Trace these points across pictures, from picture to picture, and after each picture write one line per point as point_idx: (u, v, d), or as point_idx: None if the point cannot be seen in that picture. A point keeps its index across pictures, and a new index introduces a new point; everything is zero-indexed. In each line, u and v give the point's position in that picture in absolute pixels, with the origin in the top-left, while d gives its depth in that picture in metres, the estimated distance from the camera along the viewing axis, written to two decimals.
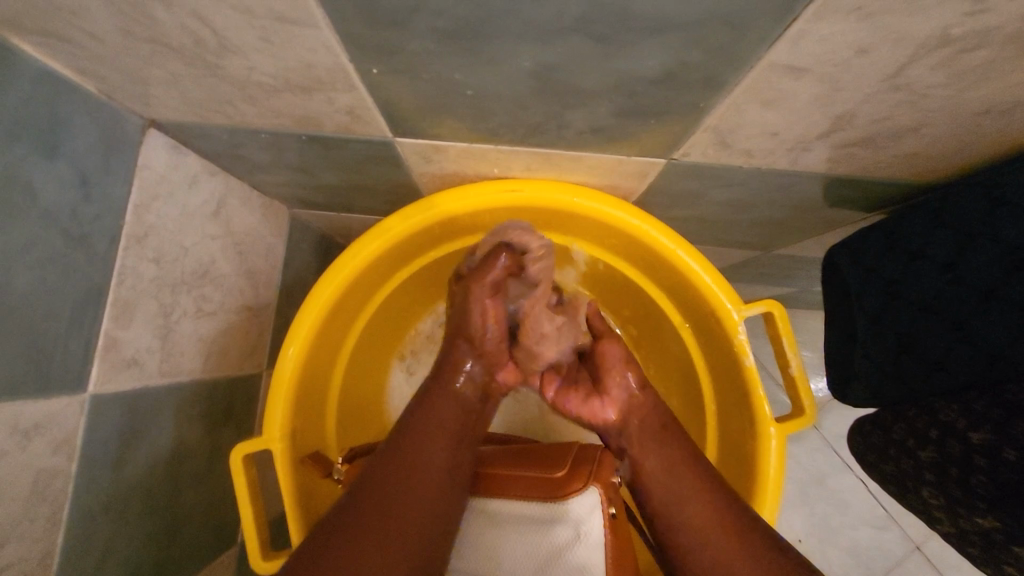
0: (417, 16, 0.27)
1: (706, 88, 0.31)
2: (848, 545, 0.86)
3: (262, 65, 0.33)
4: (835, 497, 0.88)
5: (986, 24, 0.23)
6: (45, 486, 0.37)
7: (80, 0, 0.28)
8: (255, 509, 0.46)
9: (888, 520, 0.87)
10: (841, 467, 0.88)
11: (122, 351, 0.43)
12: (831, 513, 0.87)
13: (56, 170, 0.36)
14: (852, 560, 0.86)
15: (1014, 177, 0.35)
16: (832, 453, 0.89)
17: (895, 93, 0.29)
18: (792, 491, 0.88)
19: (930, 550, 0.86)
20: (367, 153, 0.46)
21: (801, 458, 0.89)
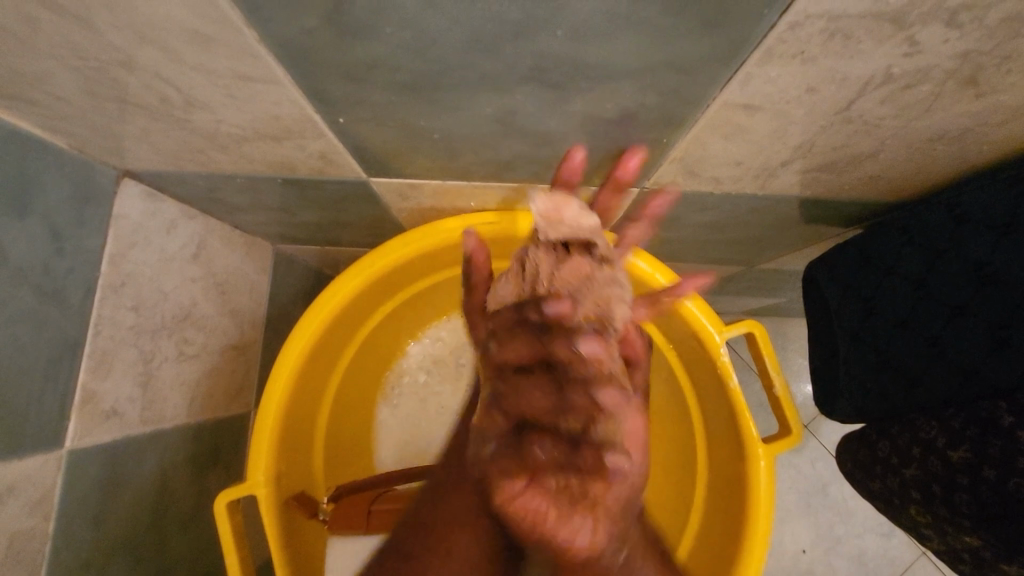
0: (376, 71, 0.27)
1: (667, 126, 0.31)
2: (854, 554, 0.86)
3: (230, 118, 0.33)
4: (838, 505, 0.87)
5: (924, 62, 0.24)
6: (20, 548, 0.37)
7: (44, 68, 0.28)
8: (241, 557, 0.45)
9: (891, 525, 0.87)
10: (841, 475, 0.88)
11: (100, 403, 0.42)
12: (835, 523, 0.86)
13: (26, 228, 0.36)
14: (858, 569, 0.85)
15: (978, 196, 0.35)
16: (831, 461, 0.88)
17: (848, 124, 0.29)
18: (793, 501, 0.87)
19: (933, 553, 0.86)
20: (344, 192, 0.47)
21: (800, 468, 0.89)
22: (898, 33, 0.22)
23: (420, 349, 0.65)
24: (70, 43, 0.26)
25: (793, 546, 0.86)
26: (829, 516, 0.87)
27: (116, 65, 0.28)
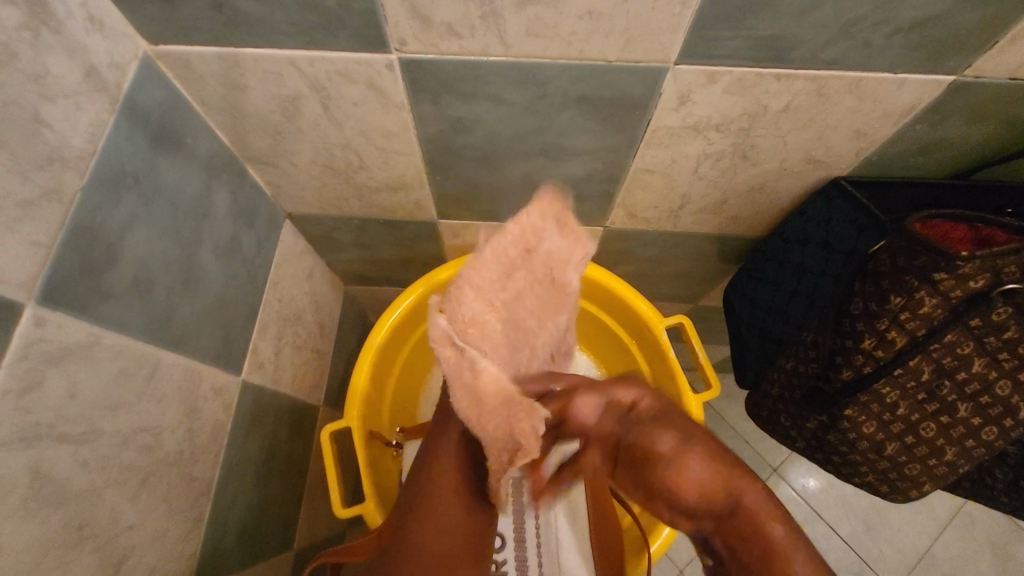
0: (464, 152, 0.55)
1: (611, 182, 0.59)
2: None
3: (377, 176, 0.61)
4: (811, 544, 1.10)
5: (719, 150, 0.52)
6: (217, 432, 0.58)
7: (297, 149, 0.57)
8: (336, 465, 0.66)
9: (862, 565, 1.08)
10: (811, 515, 1.11)
11: (256, 356, 0.66)
12: None
13: (249, 236, 0.62)
14: None
15: (789, 225, 0.60)
16: (802, 502, 1.12)
17: (702, 182, 0.58)
18: None
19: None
20: (418, 231, 0.74)
21: None
22: (700, 134, 0.50)
23: None
24: (323, 136, 0.54)
25: None
26: None
27: (337, 146, 0.56)
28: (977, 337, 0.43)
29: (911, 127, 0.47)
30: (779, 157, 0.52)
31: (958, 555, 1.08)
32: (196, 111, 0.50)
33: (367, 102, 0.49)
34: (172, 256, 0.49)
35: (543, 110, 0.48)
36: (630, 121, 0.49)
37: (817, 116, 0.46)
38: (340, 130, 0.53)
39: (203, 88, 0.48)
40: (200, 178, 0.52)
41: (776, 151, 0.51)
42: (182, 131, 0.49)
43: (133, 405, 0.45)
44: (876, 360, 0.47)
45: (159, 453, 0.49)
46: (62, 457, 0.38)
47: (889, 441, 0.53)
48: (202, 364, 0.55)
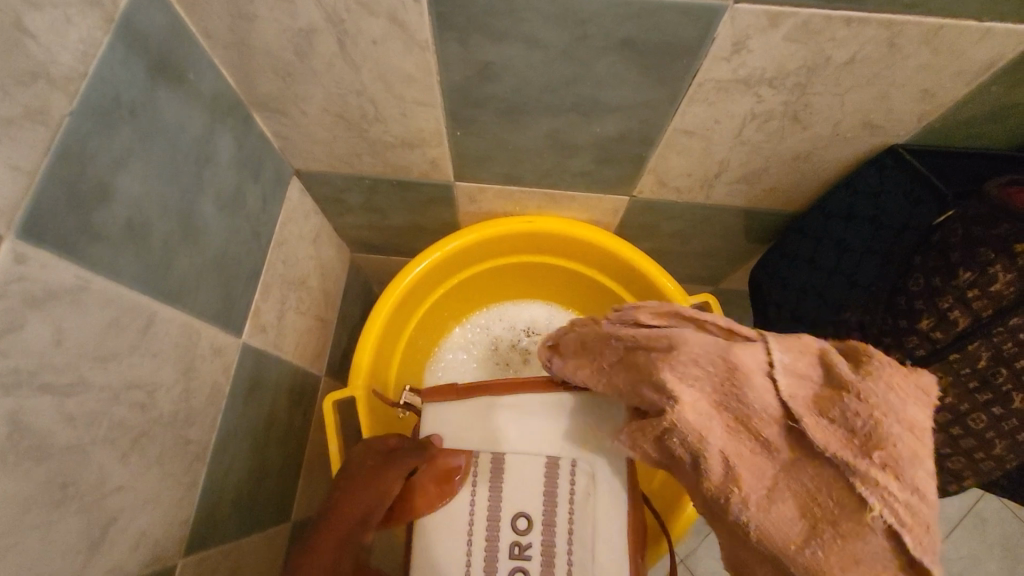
0: (490, 105, 0.51)
1: (644, 144, 0.55)
2: None
3: (392, 130, 0.57)
4: None
5: (767, 110, 0.48)
6: (215, 394, 0.55)
7: (310, 95, 0.53)
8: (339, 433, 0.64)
9: None
10: None
11: (259, 318, 0.63)
12: None
13: (254, 189, 0.58)
14: None
15: (833, 199, 0.57)
16: None
17: (743, 147, 0.53)
18: None
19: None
20: (432, 195, 0.70)
21: None
22: (749, 90, 0.46)
23: (463, 334, 0.85)
24: (337, 79, 0.50)
25: None
26: None
27: (352, 92, 0.51)
28: None
29: (985, 89, 0.43)
30: (833, 119, 0.48)
31: (966, 557, 1.07)
32: (200, 44, 0.46)
33: (389, 40, 0.44)
34: (171, 202, 0.45)
35: (581, 56, 0.44)
36: (674, 72, 0.44)
37: (884, 71, 0.42)
38: (357, 73, 0.49)
39: (208, 17, 0.43)
40: (203, 119, 0.48)
41: (831, 113, 0.47)
42: (184, 64, 0.45)
43: (124, 358, 0.41)
44: (931, 342, 0.44)
45: (151, 412, 0.45)
46: (45, 409, 0.35)
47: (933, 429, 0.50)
48: (201, 321, 0.51)
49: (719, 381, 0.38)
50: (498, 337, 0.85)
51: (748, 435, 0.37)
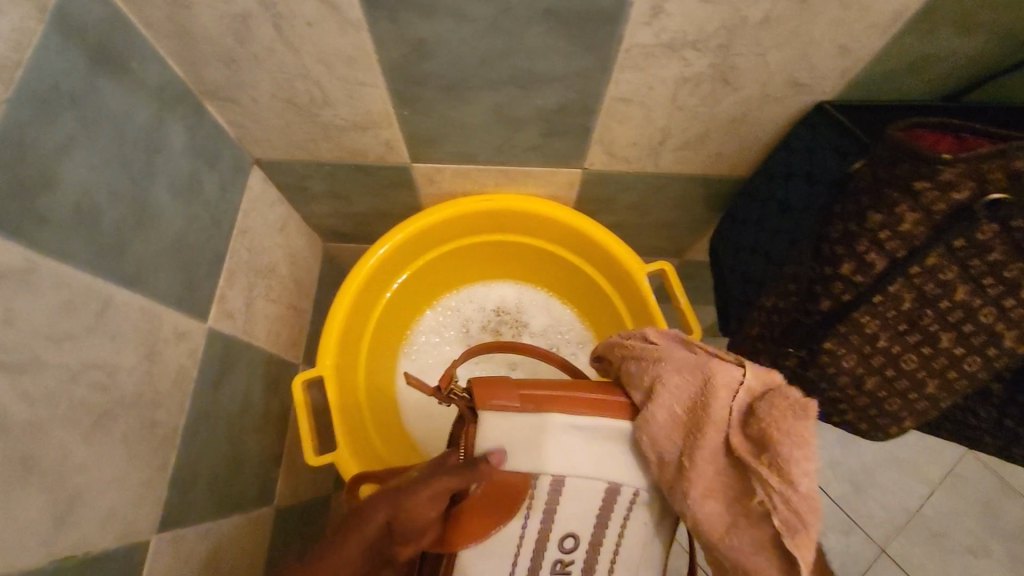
0: (431, 82, 0.53)
1: (586, 115, 0.56)
2: None
3: (342, 113, 0.58)
4: None
5: (696, 74, 0.50)
6: (182, 378, 0.57)
7: (256, 82, 0.54)
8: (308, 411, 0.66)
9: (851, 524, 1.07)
10: None
11: (225, 305, 0.65)
12: None
13: (212, 178, 0.60)
14: None
15: (775, 160, 0.59)
16: None
17: (681, 112, 0.55)
18: None
19: (893, 550, 1.07)
20: (392, 178, 0.72)
21: None
22: (675, 55, 0.47)
23: (435, 316, 0.87)
24: (280, 64, 0.51)
25: None
26: None
27: (297, 76, 0.53)
28: (961, 260, 0.43)
29: (899, 40, 0.44)
30: (760, 80, 0.50)
31: (944, 513, 1.09)
32: (141, 34, 0.47)
33: (323, 22, 0.46)
34: (121, 189, 0.47)
35: (508, 27, 0.45)
36: (600, 39, 0.46)
37: (799, 29, 0.44)
38: (298, 56, 0.50)
39: (146, 6, 0.45)
40: (150, 108, 0.49)
41: (757, 74, 0.49)
42: (126, 54, 0.46)
43: (80, 340, 0.43)
44: (856, 287, 0.45)
45: (113, 392, 0.47)
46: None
47: (869, 374, 0.51)
48: (162, 305, 0.53)
49: (690, 389, 0.46)
50: (470, 318, 0.87)
51: (699, 440, 0.44)
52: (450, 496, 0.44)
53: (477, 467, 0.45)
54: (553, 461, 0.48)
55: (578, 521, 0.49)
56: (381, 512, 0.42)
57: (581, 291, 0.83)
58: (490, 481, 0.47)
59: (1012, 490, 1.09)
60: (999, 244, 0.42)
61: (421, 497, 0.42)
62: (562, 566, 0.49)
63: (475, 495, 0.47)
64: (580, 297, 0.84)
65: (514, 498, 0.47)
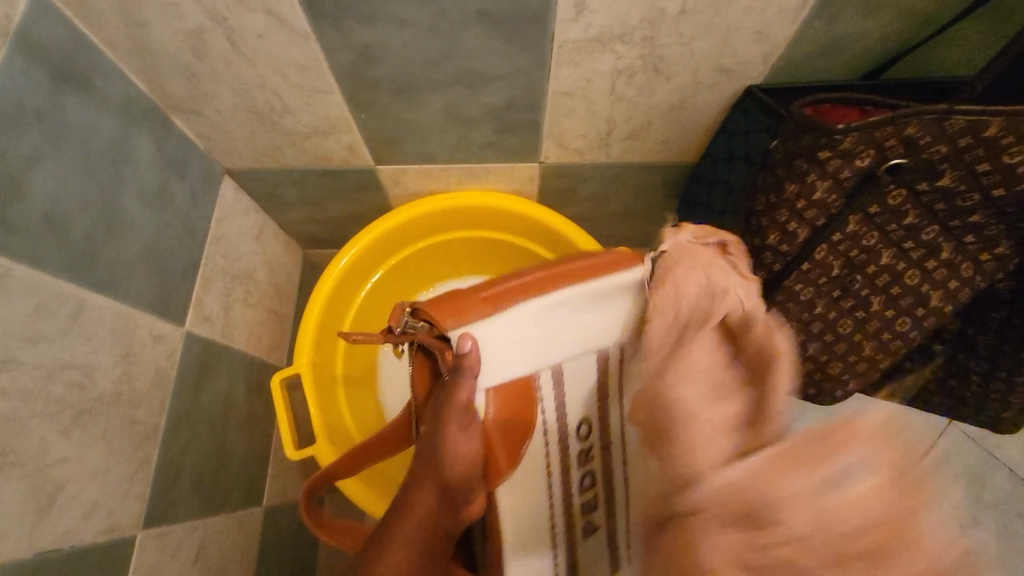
0: (382, 85, 0.56)
1: (533, 110, 0.59)
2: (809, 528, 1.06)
3: (303, 119, 0.61)
4: None
5: (628, 66, 0.53)
6: (161, 379, 0.59)
7: (218, 93, 0.57)
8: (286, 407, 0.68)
9: None
10: None
11: (202, 309, 0.67)
12: None
13: (183, 187, 0.63)
14: None
15: (717, 144, 0.61)
16: None
17: (622, 103, 0.58)
18: None
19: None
20: (359, 181, 0.75)
21: None
22: (606, 49, 0.50)
23: None
24: (238, 76, 0.54)
25: None
26: None
27: (256, 86, 0.56)
28: (880, 225, 0.45)
29: (810, 24, 0.47)
30: (689, 68, 0.53)
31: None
32: (105, 54, 0.50)
33: (272, 33, 0.49)
34: (90, 198, 0.49)
35: (446, 29, 0.48)
36: (533, 36, 0.49)
37: (716, 17, 0.47)
38: (253, 67, 0.53)
39: (107, 28, 0.48)
40: (116, 122, 0.52)
41: (685, 62, 0.52)
42: (89, 72, 0.49)
43: (56, 341, 0.46)
44: (784, 256, 0.48)
45: (89, 392, 0.49)
46: None
47: (810, 340, 0.54)
48: (136, 309, 0.56)
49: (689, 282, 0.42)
50: None
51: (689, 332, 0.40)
52: (467, 424, 0.43)
53: (466, 373, 0.42)
54: (532, 354, 0.44)
55: (586, 405, 0.49)
56: (427, 477, 0.44)
57: None
58: (492, 396, 0.44)
59: (1000, 461, 1.07)
60: (910, 208, 0.44)
61: (449, 441, 0.43)
62: (585, 456, 0.50)
63: (490, 421, 0.45)
64: None
65: (526, 409, 0.46)
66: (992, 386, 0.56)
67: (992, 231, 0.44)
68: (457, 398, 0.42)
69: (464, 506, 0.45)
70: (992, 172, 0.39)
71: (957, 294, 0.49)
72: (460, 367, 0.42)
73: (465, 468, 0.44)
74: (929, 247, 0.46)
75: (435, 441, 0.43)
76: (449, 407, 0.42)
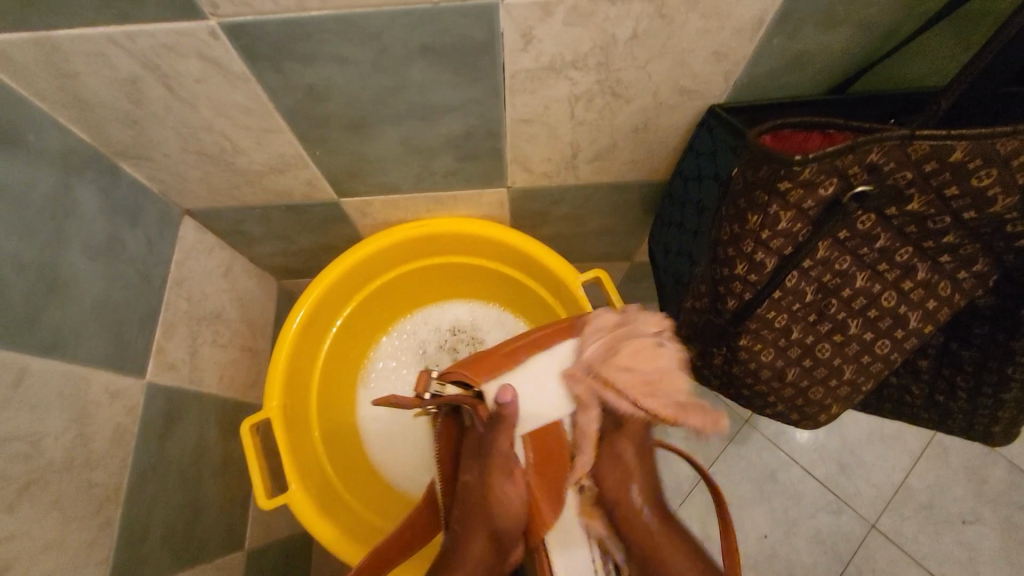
0: (332, 122, 0.54)
1: (494, 137, 0.57)
2: (811, 532, 1.04)
3: (256, 158, 0.59)
4: (788, 489, 1.06)
5: (586, 91, 0.51)
6: (120, 436, 0.57)
7: (163, 138, 0.55)
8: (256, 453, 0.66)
9: (841, 504, 1.05)
10: (787, 461, 1.08)
11: (165, 357, 0.65)
12: (789, 506, 1.05)
13: (135, 234, 0.60)
14: (818, 545, 1.03)
15: (685, 162, 0.59)
16: (776, 449, 1.09)
17: (585, 126, 0.56)
18: (746, 490, 1.07)
19: (884, 527, 1.04)
20: (325, 213, 0.73)
21: (750, 457, 1.09)
22: (560, 76, 0.48)
23: (389, 343, 0.87)
24: (182, 120, 0.52)
25: (756, 531, 1.04)
26: (785, 498, 1.06)
27: (201, 129, 0.54)
28: (852, 249, 0.43)
29: (768, 42, 0.46)
30: (650, 90, 0.51)
31: (933, 485, 1.05)
32: (36, 107, 0.48)
33: (210, 78, 0.47)
34: (26, 260, 0.47)
35: (391, 65, 0.46)
36: (483, 67, 0.47)
37: (670, 40, 0.45)
38: (196, 111, 0.51)
39: (34, 81, 0.46)
40: (54, 176, 0.50)
41: (644, 85, 0.50)
42: (20, 127, 0.47)
43: None
44: (755, 284, 0.46)
45: (35, 461, 0.47)
46: None
47: (789, 366, 0.52)
48: (88, 368, 0.53)
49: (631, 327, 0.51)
50: (424, 342, 0.87)
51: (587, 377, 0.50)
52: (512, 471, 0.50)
53: (503, 425, 0.49)
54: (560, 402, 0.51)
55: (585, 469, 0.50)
56: (478, 523, 0.52)
57: (528, 305, 0.83)
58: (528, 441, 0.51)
59: (999, 453, 1.06)
60: (881, 231, 0.42)
61: (500, 488, 0.50)
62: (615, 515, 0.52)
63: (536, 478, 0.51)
64: (528, 311, 0.84)
65: (557, 453, 0.51)
66: (979, 401, 0.55)
67: (970, 249, 0.43)
68: (498, 445, 0.50)
69: (510, 551, 0.52)
70: (960, 195, 0.38)
71: (936, 313, 0.48)
72: (499, 417, 0.49)
73: (516, 516, 0.51)
74: (904, 268, 0.45)
75: (487, 486, 0.51)
76: (489, 460, 0.50)
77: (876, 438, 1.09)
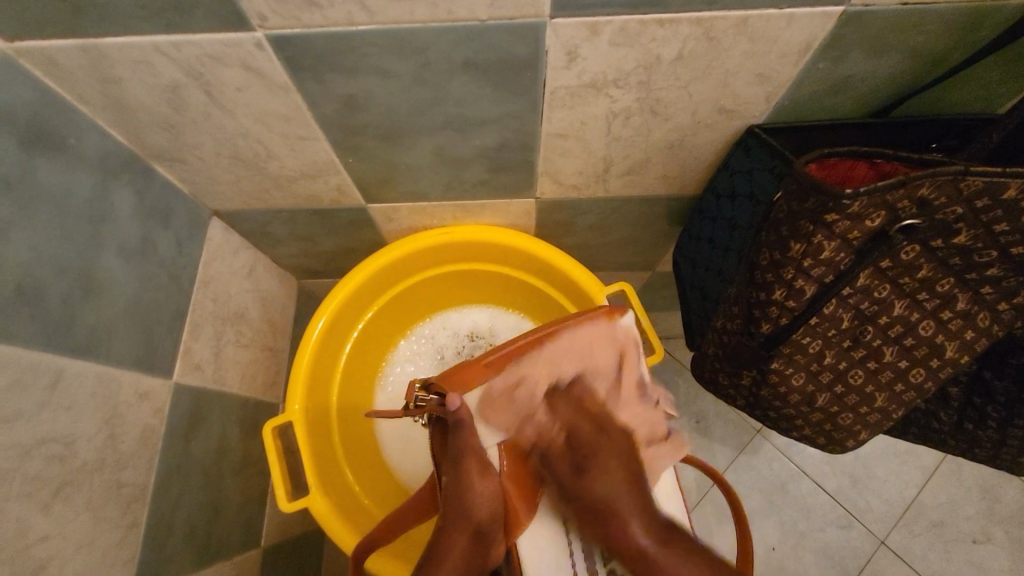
0: (366, 132, 0.54)
1: (526, 150, 0.57)
2: (819, 546, 1.03)
3: (288, 163, 0.59)
4: (798, 503, 1.06)
5: (625, 108, 0.50)
6: (148, 437, 0.57)
7: (199, 143, 0.55)
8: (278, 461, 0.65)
9: (851, 518, 1.05)
10: (798, 474, 1.08)
11: (191, 358, 0.66)
12: (798, 519, 1.05)
13: (167, 236, 0.61)
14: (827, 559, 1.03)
15: (717, 180, 0.59)
16: (788, 461, 1.08)
17: (619, 142, 0.56)
18: (757, 502, 1.06)
19: (893, 543, 1.03)
20: (351, 218, 0.73)
21: (762, 469, 1.08)
22: (600, 93, 0.48)
23: (408, 346, 0.88)
24: (218, 125, 0.52)
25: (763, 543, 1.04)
26: (795, 512, 1.05)
27: (238, 135, 0.54)
28: (893, 278, 0.43)
29: (814, 66, 0.45)
30: (689, 109, 0.50)
31: (945, 503, 1.04)
32: (78, 111, 0.48)
33: (251, 86, 0.47)
34: (66, 263, 0.48)
35: (431, 79, 0.46)
36: (523, 83, 0.47)
37: (714, 63, 0.44)
38: (233, 118, 0.51)
39: (79, 85, 0.46)
40: (92, 178, 0.51)
41: (683, 104, 0.50)
42: (62, 130, 0.47)
43: (33, 416, 0.44)
44: (792, 309, 0.45)
45: (68, 461, 0.48)
46: None
47: (820, 391, 0.52)
48: (120, 369, 0.54)
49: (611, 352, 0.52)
50: (442, 346, 0.87)
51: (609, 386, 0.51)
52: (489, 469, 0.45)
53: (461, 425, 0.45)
54: None
55: None
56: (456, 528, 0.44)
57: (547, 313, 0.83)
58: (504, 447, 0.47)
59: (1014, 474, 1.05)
60: (924, 262, 0.42)
61: (476, 487, 0.45)
62: None
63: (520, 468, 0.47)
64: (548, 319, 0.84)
65: None
66: (1009, 433, 0.54)
67: (1012, 283, 0.42)
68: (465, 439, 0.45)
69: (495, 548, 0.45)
70: (1010, 231, 0.38)
71: (974, 344, 0.47)
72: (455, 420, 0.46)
73: (493, 504, 0.45)
74: (945, 298, 0.44)
75: (464, 493, 0.44)
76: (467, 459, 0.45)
77: (890, 455, 1.08)
